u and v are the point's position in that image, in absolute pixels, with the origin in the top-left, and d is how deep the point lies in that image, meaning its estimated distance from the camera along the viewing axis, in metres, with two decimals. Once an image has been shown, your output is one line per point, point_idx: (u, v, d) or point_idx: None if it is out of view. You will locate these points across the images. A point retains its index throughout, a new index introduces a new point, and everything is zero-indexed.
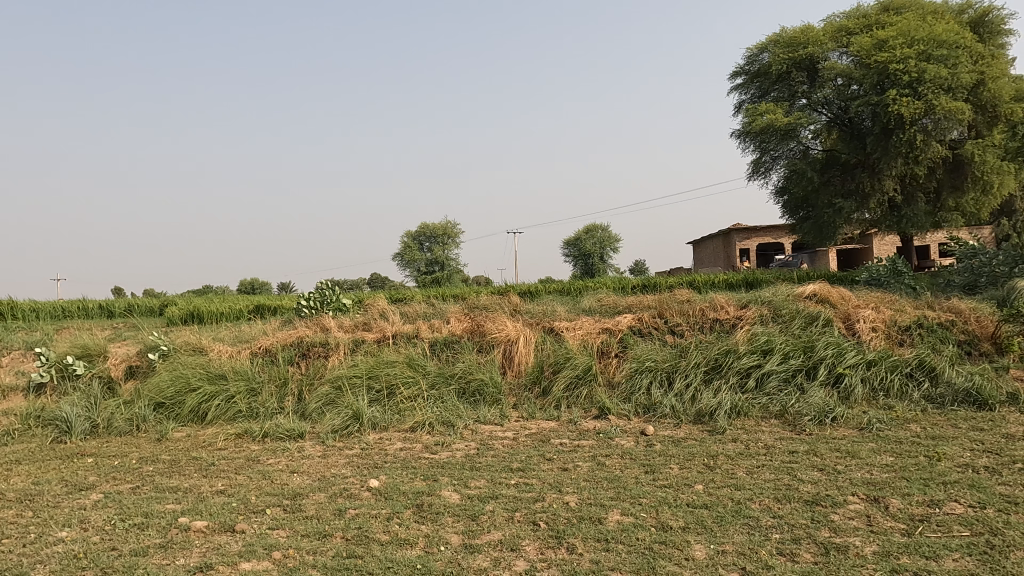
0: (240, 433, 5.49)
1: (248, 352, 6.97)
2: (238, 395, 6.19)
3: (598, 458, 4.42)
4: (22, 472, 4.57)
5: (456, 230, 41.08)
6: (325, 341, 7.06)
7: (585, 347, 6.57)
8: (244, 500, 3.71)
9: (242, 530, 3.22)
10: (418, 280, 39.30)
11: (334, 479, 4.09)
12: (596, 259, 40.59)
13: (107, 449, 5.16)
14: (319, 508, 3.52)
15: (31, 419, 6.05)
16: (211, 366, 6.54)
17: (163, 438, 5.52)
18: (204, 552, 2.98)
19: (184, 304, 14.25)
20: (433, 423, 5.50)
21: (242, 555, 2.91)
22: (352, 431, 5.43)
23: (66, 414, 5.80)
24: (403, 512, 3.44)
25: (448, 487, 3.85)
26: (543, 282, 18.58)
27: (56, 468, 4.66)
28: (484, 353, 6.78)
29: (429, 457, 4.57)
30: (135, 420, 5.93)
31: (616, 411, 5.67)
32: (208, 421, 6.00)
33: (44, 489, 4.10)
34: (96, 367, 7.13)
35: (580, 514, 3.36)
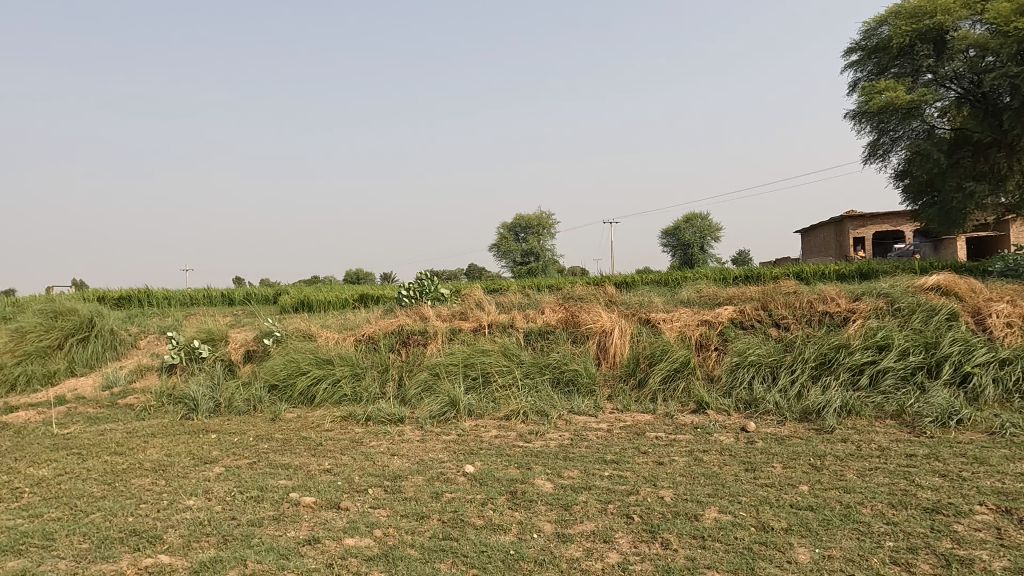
0: (344, 415, 5.77)
1: (352, 339, 7.32)
2: (344, 379, 6.52)
3: (694, 453, 4.30)
4: (156, 445, 5.04)
5: (551, 220, 41.03)
6: (424, 329, 7.29)
7: (683, 340, 6.41)
8: (348, 479, 3.91)
9: (347, 507, 3.39)
10: (513, 269, 39.66)
11: (432, 462, 4.22)
12: (694, 247, 39.40)
13: (228, 427, 5.59)
14: (417, 491, 3.65)
15: (164, 396, 6.64)
16: (319, 351, 6.92)
17: (276, 417, 5.91)
18: (312, 526, 3.16)
19: (295, 293, 15.11)
20: (527, 412, 5.54)
21: (346, 531, 3.07)
22: (449, 417, 5.58)
23: (193, 393, 6.33)
24: (497, 499, 3.49)
25: (542, 476, 3.88)
26: (638, 272, 18.20)
27: (185, 442, 5.09)
28: (579, 344, 6.76)
29: (523, 446, 4.62)
30: (252, 401, 6.38)
31: (715, 405, 5.50)
32: (316, 403, 6.36)
33: (175, 461, 4.50)
34: (218, 350, 7.74)
35: (674, 509, 3.29)
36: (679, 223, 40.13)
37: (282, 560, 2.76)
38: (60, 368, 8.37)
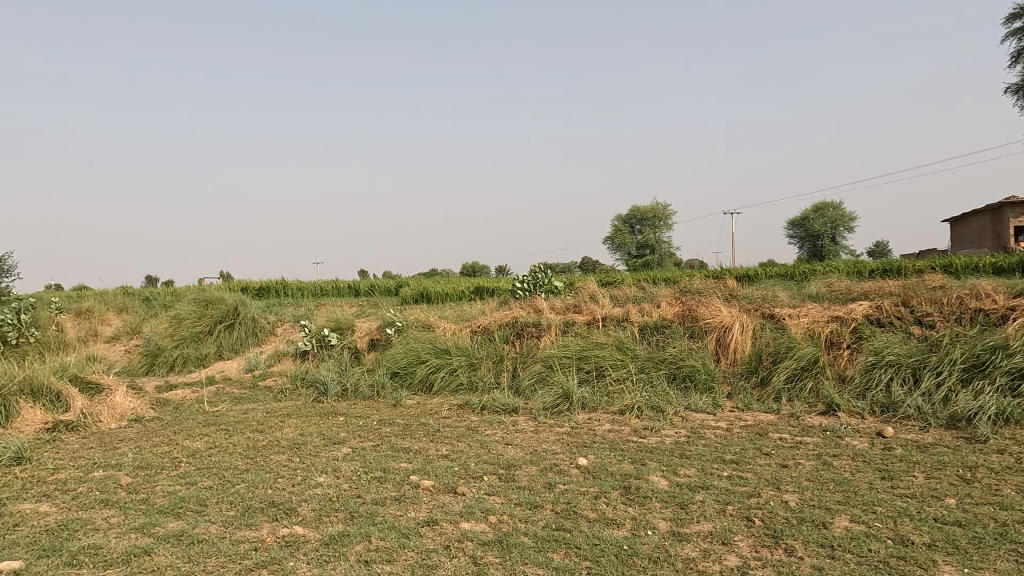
0: (461, 403, 5.94)
1: (469, 330, 7.53)
2: (460, 368, 6.71)
3: (823, 458, 4.04)
4: (291, 424, 5.44)
5: (667, 211, 39.95)
6: (538, 321, 7.35)
7: (811, 337, 6.04)
8: (464, 465, 4.02)
9: (462, 492, 3.49)
10: (628, 262, 39.02)
11: (545, 453, 4.26)
12: (825, 238, 36.90)
13: (355, 410, 5.93)
14: (530, 480, 3.69)
15: (297, 380, 7.16)
16: (438, 341, 7.17)
17: (397, 403, 6.19)
18: (431, 508, 3.29)
19: (415, 285, 15.72)
20: (642, 407, 5.44)
21: (462, 516, 3.16)
22: (562, 409, 5.59)
23: (324, 378, 6.77)
24: (610, 493, 3.47)
25: (657, 472, 3.80)
26: (762, 265, 17.32)
27: (316, 423, 5.46)
28: (697, 339, 6.55)
29: (637, 441, 4.54)
30: (376, 386, 6.73)
31: (847, 407, 5.13)
32: (434, 390, 6.60)
33: (307, 440, 4.84)
34: (346, 339, 8.23)
35: (800, 515, 3.11)
36: (808, 213, 37.71)
37: (403, 539, 2.89)
38: (211, 352, 9.25)
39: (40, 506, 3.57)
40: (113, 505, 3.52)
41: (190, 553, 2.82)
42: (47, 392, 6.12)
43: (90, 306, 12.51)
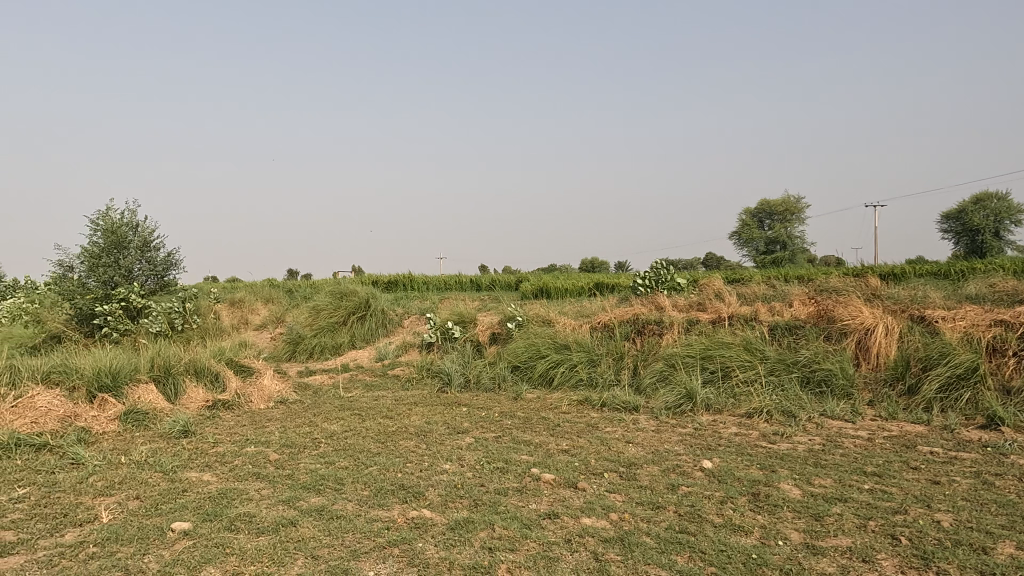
0: (580, 399, 5.94)
1: (588, 327, 7.52)
2: (580, 364, 6.72)
3: (982, 476, 3.65)
4: (418, 413, 5.70)
5: (801, 205, 37.57)
6: (660, 319, 7.19)
7: (969, 342, 5.46)
8: (585, 461, 4.03)
9: (583, 488, 3.51)
10: (756, 257, 37.14)
11: (668, 454, 4.17)
12: (987, 232, 33.14)
13: (477, 402, 6.11)
14: (652, 480, 3.64)
15: (423, 370, 7.49)
16: (558, 336, 7.22)
17: (518, 396, 6.30)
18: (552, 502, 3.32)
19: (535, 280, 15.89)
20: (772, 411, 5.18)
21: (584, 511, 3.17)
22: (685, 409, 5.44)
23: (448, 369, 7.02)
24: (737, 498, 3.34)
25: (788, 480, 3.61)
26: (911, 263, 15.85)
27: (441, 412, 5.68)
28: (833, 341, 6.13)
29: (766, 447, 4.33)
30: (497, 379, 6.89)
31: (1013, 422, 4.59)
32: (554, 385, 6.65)
33: (433, 428, 5.06)
34: (468, 332, 8.49)
35: (954, 537, 2.84)
36: (966, 205, 34.03)
37: (525, 529, 2.95)
38: (345, 341, 9.87)
39: (204, 475, 3.99)
40: (264, 478, 3.86)
41: (330, 527, 3.04)
42: (209, 373, 6.83)
43: (242, 296, 13.75)
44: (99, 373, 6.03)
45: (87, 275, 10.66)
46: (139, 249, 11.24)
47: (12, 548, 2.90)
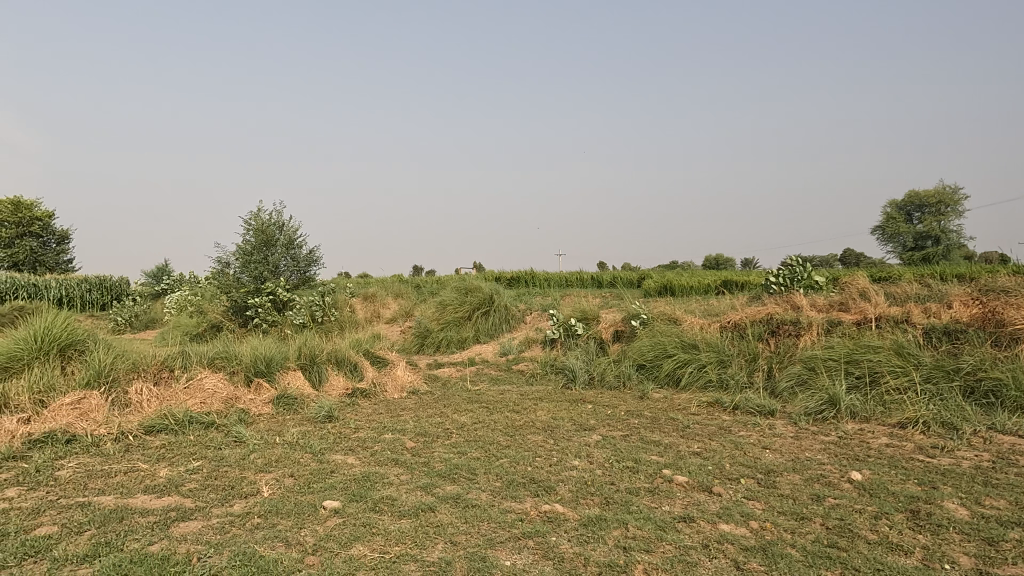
0: (711, 401, 5.73)
1: (718, 326, 7.26)
2: (710, 364, 6.49)
3: None
4: (544, 408, 5.76)
5: (958, 196, 33.98)
6: (796, 319, 6.79)
7: None
8: (719, 465, 3.89)
9: (719, 493, 3.39)
10: (903, 253, 34.07)
11: (810, 463, 3.93)
12: None
13: (602, 399, 6.07)
14: (795, 489, 3.44)
15: (547, 366, 7.56)
16: (685, 335, 7.02)
17: (644, 396, 6.20)
18: (686, 505, 3.24)
19: (658, 277, 15.52)
20: (929, 422, 4.73)
21: (721, 517, 3.06)
22: (827, 416, 5.10)
23: (573, 365, 7.04)
24: (892, 515, 3.09)
25: (953, 499, 3.28)
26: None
27: (566, 408, 5.71)
28: (1004, 347, 5.49)
29: (924, 461, 3.97)
30: (622, 377, 6.81)
31: None
32: (682, 386, 6.46)
33: (560, 424, 5.09)
34: (591, 329, 8.46)
35: None
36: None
37: (659, 531, 2.90)
38: (470, 336, 10.17)
39: (348, 458, 4.27)
40: (402, 464, 4.07)
41: (466, 515, 3.14)
42: (348, 363, 7.28)
43: (374, 291, 14.53)
44: (255, 360, 6.61)
45: (241, 271, 11.72)
46: (285, 246, 12.19)
47: (191, 514, 3.25)
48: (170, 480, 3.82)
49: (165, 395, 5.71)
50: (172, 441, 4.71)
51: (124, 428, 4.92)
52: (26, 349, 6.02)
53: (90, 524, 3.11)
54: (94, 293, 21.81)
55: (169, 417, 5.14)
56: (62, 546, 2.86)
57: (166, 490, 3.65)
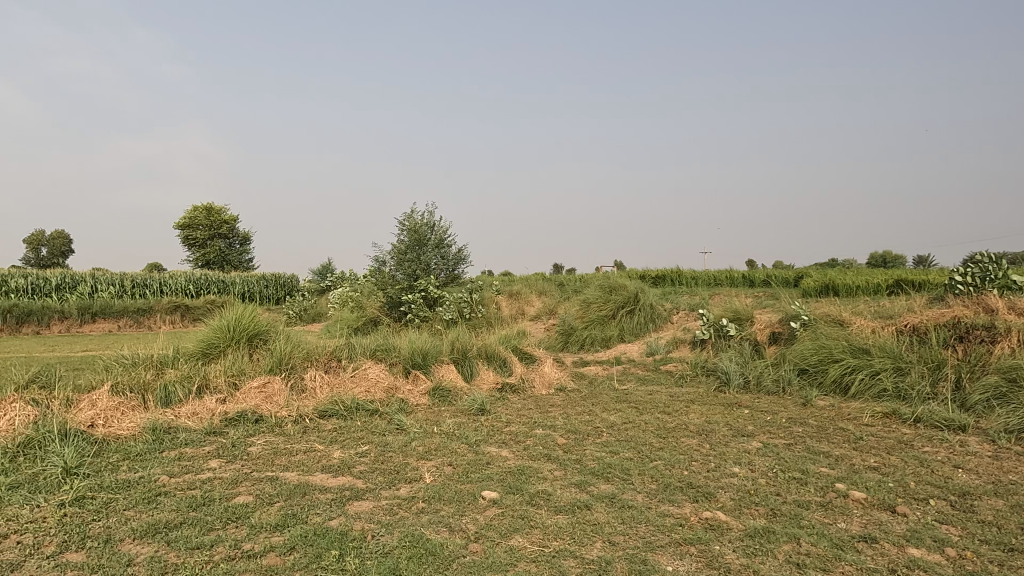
0: (887, 412, 5.22)
1: (892, 330, 6.60)
2: (884, 372, 5.91)
3: None
4: (696, 411, 5.56)
5: None
6: (992, 323, 5.99)
7: None
8: (902, 483, 3.53)
9: (905, 514, 3.07)
10: None
11: (1015, 487, 3.45)
12: None
13: (760, 405, 5.75)
14: (999, 516, 3.04)
15: (698, 368, 7.29)
16: (855, 339, 6.45)
17: (807, 403, 5.78)
18: (866, 524, 2.97)
19: (818, 275, 14.43)
20: None
21: (909, 540, 2.77)
22: None
23: (726, 368, 6.72)
24: None
25: None
26: None
27: (721, 412, 5.46)
28: None
29: None
30: (781, 382, 6.39)
31: None
32: (850, 394, 5.95)
33: (715, 428, 4.88)
34: (745, 330, 8.04)
35: None
36: None
37: (837, 550, 2.68)
38: (614, 334, 10.04)
39: (502, 450, 4.38)
40: (555, 460, 4.10)
41: (623, 515, 3.10)
42: (497, 358, 7.48)
43: (519, 288, 14.82)
44: (412, 353, 6.98)
45: (396, 269, 12.48)
46: (436, 245, 12.80)
47: (363, 494, 3.50)
48: (343, 461, 4.14)
49: (335, 382, 6.20)
50: (342, 426, 5.10)
51: (302, 411, 5.41)
52: (221, 337, 6.81)
53: (279, 496, 3.44)
54: (270, 288, 24.21)
55: (339, 403, 5.57)
56: (256, 514, 3.20)
57: (341, 470, 3.96)
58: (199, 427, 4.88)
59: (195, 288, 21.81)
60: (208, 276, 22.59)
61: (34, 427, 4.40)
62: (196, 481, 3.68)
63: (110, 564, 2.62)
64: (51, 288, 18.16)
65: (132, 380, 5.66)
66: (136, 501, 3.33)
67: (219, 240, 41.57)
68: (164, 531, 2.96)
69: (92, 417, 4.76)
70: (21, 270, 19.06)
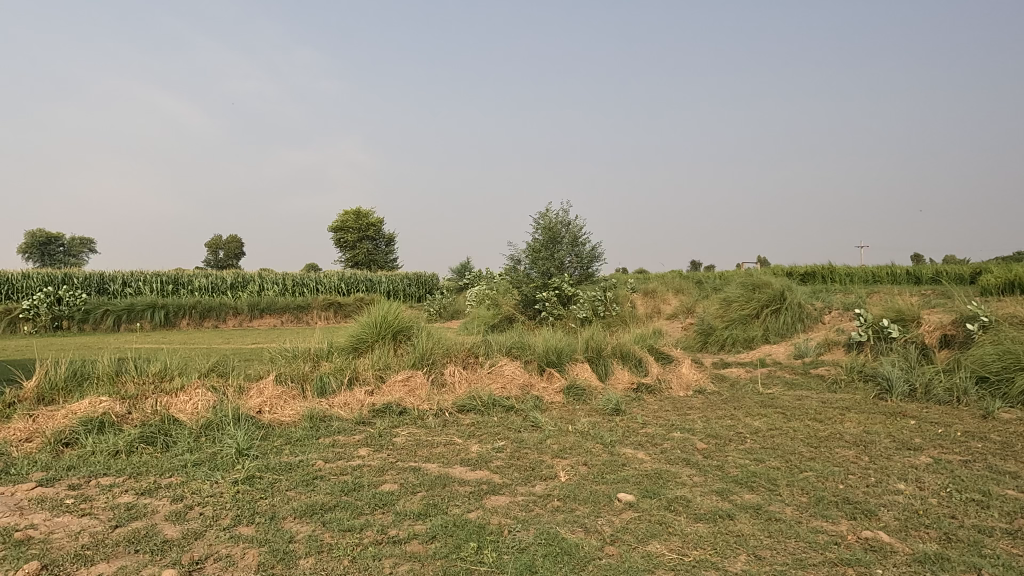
0: None
1: None
2: None
3: None
4: (852, 419, 5.11)
5: None
6: None
7: None
8: None
9: None
10: None
11: None
12: None
13: (929, 415, 5.17)
14: None
15: (854, 372, 6.70)
16: None
17: (988, 416, 5.11)
18: None
19: (1000, 270, 12.73)
20: None
21: None
22: None
23: (887, 374, 6.10)
24: None
25: None
26: None
27: (882, 422, 4.98)
28: None
29: None
30: (955, 391, 5.71)
31: None
32: None
33: (875, 439, 4.46)
34: (910, 332, 7.28)
35: None
36: None
37: None
38: (758, 335, 9.50)
39: (638, 452, 4.29)
40: (695, 465, 3.94)
41: (770, 529, 2.91)
42: (632, 358, 7.35)
43: (654, 285, 14.47)
44: (547, 351, 7.03)
45: (530, 267, 12.66)
46: (570, 243, 12.83)
47: (499, 489, 3.57)
48: (480, 456, 4.25)
49: (473, 378, 6.40)
50: (479, 421, 5.25)
51: (442, 405, 5.63)
52: (369, 333, 7.26)
53: (421, 486, 3.60)
54: (412, 287, 25.50)
55: (477, 398, 5.74)
56: (401, 502, 3.36)
57: (479, 464, 4.07)
58: (351, 417, 5.25)
59: (346, 287, 23.47)
60: (358, 275, 24.21)
61: (213, 411, 4.94)
62: (347, 468, 3.95)
63: (275, 539, 2.88)
64: (226, 287, 20.33)
65: (293, 372, 6.19)
66: (296, 482, 3.64)
67: (367, 241, 44.42)
68: (320, 512, 3.20)
69: (259, 404, 5.27)
70: (203, 270, 21.52)
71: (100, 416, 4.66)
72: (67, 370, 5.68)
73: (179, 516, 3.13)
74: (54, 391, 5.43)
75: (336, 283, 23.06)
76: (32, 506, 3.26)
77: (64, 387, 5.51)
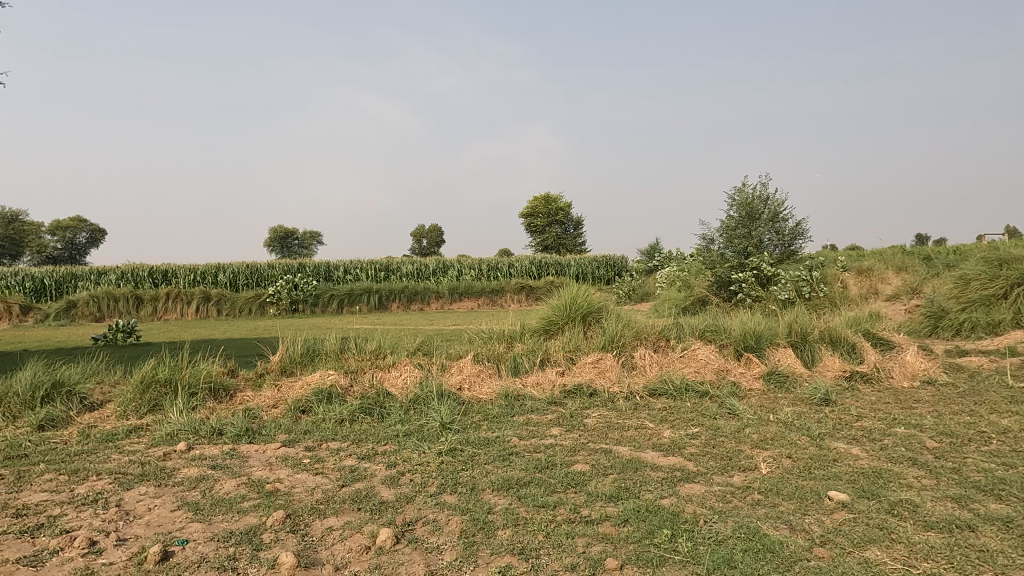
0: None
1: None
2: None
3: None
4: None
5: None
6: None
7: None
8: None
9: None
10: None
11: None
12: None
13: None
14: None
15: None
16: None
17: None
18: None
19: None
20: None
21: None
22: None
23: None
24: None
25: None
26: None
27: None
28: None
29: None
30: None
31: None
32: None
33: None
34: None
35: None
36: None
37: None
38: (1006, 318, 8.09)
39: (852, 448, 3.88)
40: (924, 466, 3.47)
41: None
42: (845, 344, 6.66)
43: (870, 263, 12.96)
44: (744, 335, 6.62)
45: (725, 246, 12.02)
46: (769, 219, 11.93)
47: (695, 477, 3.44)
48: (674, 442, 4.13)
49: (665, 362, 6.24)
50: (672, 406, 5.11)
51: (632, 388, 5.58)
52: (559, 316, 7.40)
53: (613, 469, 3.59)
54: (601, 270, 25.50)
55: (669, 382, 5.59)
56: (593, 483, 3.39)
57: (672, 450, 3.96)
58: (542, 396, 5.40)
59: (537, 270, 24.14)
60: (548, 258, 24.81)
61: (420, 387, 5.38)
62: (541, 446, 4.07)
63: (475, 509, 3.05)
64: (429, 273, 21.96)
65: (489, 352, 6.51)
66: (493, 457, 3.83)
67: (556, 225, 45.32)
68: (516, 487, 3.34)
69: (460, 382, 5.63)
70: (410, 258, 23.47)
71: (329, 388, 5.29)
72: (303, 347, 6.52)
73: (394, 480, 3.45)
74: (292, 364, 6.27)
75: (528, 267, 23.84)
76: (279, 463, 3.81)
77: (300, 361, 6.34)
